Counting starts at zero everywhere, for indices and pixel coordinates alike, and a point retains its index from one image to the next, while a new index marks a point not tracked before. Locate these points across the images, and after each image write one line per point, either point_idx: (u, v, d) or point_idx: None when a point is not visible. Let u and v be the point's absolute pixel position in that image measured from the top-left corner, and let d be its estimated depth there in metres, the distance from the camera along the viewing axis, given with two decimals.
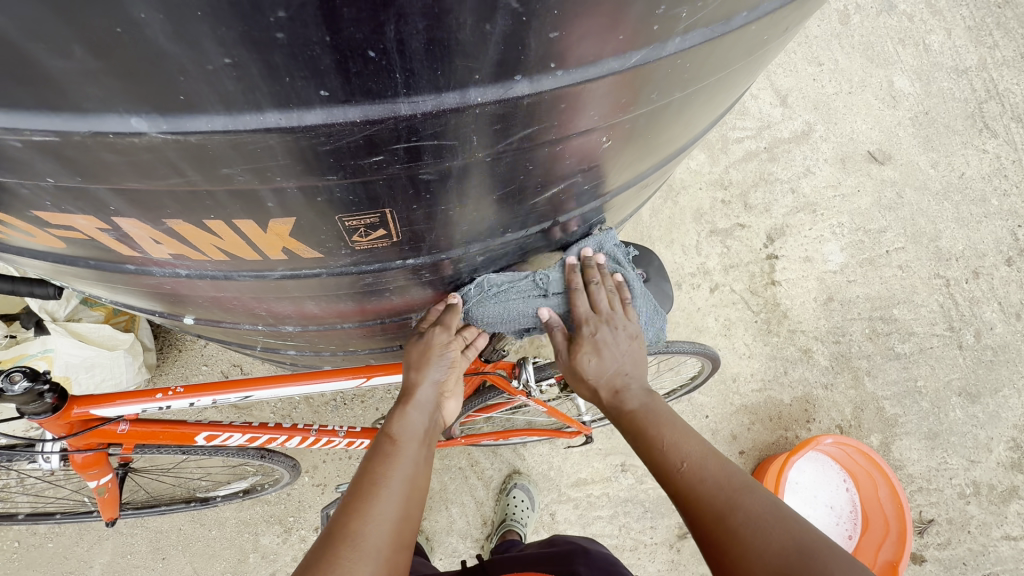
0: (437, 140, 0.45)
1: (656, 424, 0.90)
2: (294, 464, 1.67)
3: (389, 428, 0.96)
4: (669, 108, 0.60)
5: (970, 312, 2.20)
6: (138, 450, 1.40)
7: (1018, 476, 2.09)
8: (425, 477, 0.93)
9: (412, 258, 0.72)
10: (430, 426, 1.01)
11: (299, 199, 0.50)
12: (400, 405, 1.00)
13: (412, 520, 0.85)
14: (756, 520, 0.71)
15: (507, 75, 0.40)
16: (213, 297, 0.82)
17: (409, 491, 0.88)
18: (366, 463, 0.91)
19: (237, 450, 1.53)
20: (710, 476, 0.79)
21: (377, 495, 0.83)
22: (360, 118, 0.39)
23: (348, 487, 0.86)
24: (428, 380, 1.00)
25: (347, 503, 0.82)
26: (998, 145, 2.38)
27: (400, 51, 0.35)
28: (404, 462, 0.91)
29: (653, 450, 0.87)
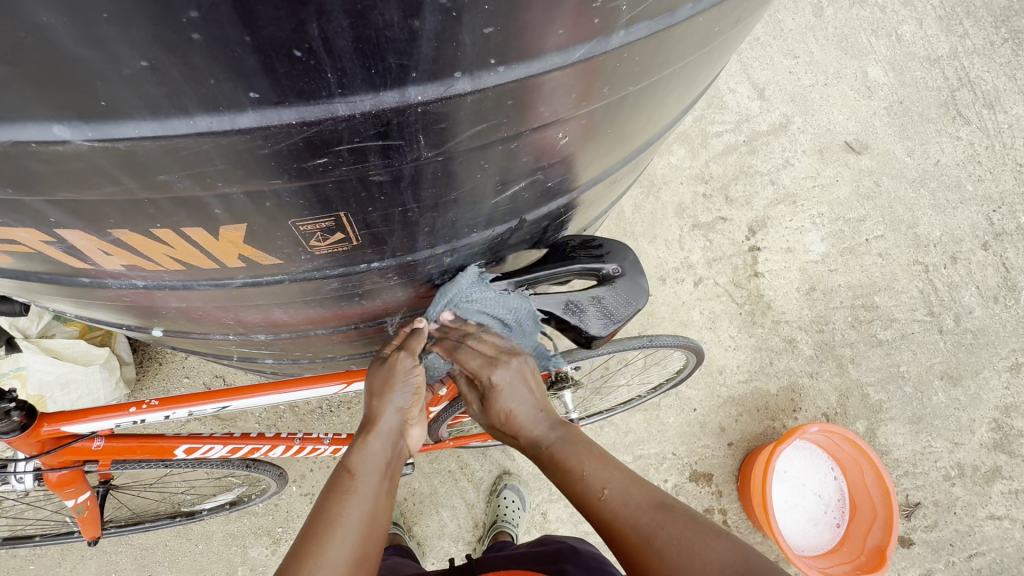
0: (382, 141, 0.44)
1: (576, 456, 0.97)
2: (281, 474, 1.65)
3: (348, 460, 0.94)
4: (626, 103, 0.60)
5: (949, 296, 2.23)
6: (115, 466, 1.36)
7: (1001, 456, 2.12)
8: (384, 510, 0.92)
9: (377, 261, 0.71)
10: (393, 455, 0.99)
11: (247, 205, 0.49)
12: (360, 435, 0.98)
13: (368, 560, 0.84)
14: (682, 539, 0.80)
15: (445, 72, 0.40)
16: (177, 309, 0.81)
17: (365, 529, 0.86)
18: (322, 499, 0.89)
19: (220, 461, 1.51)
20: (633, 500, 0.87)
21: (330, 535, 0.82)
22: (297, 121, 0.39)
23: (301, 528, 0.84)
24: (391, 407, 0.99)
25: (299, 545, 0.81)
26: (972, 132, 2.41)
27: (328, 50, 0.35)
28: (360, 497, 0.89)
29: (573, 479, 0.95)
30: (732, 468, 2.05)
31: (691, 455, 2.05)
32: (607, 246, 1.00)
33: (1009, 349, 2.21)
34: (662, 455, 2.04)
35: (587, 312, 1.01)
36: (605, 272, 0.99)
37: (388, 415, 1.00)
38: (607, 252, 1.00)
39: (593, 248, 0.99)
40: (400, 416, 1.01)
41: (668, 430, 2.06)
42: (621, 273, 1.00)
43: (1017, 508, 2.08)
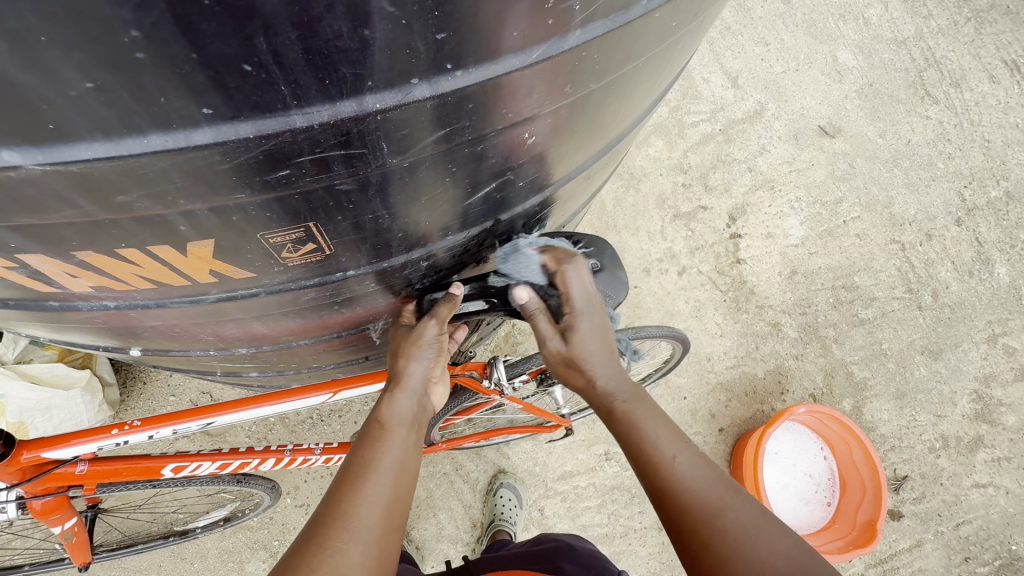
0: (344, 151, 0.44)
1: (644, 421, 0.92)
2: (273, 486, 1.64)
3: (378, 413, 0.96)
4: (589, 101, 0.60)
5: (926, 273, 2.28)
6: (101, 489, 1.34)
7: (983, 426, 2.17)
8: (415, 461, 0.92)
9: (353, 269, 0.70)
10: (419, 411, 1.00)
11: (213, 221, 0.49)
12: (388, 391, 0.99)
13: (402, 501, 0.84)
14: (743, 528, 0.77)
15: (402, 78, 0.40)
16: (153, 327, 0.80)
17: (400, 473, 0.87)
18: (355, 449, 0.90)
19: (210, 479, 1.49)
20: (701, 481, 0.83)
21: (366, 477, 0.83)
22: (254, 134, 0.39)
23: (337, 471, 0.85)
24: (417, 365, 1.00)
25: (336, 485, 0.82)
26: (940, 111, 2.47)
27: (278, 64, 0.35)
28: (392, 446, 0.91)
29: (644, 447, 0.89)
30: (724, 453, 2.08)
31: None
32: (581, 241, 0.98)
33: (986, 321, 2.26)
34: None
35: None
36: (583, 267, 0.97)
37: (414, 373, 1.00)
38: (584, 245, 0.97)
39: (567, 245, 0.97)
40: (426, 374, 1.01)
41: None
42: (600, 267, 0.98)
43: (1000, 475, 2.13)
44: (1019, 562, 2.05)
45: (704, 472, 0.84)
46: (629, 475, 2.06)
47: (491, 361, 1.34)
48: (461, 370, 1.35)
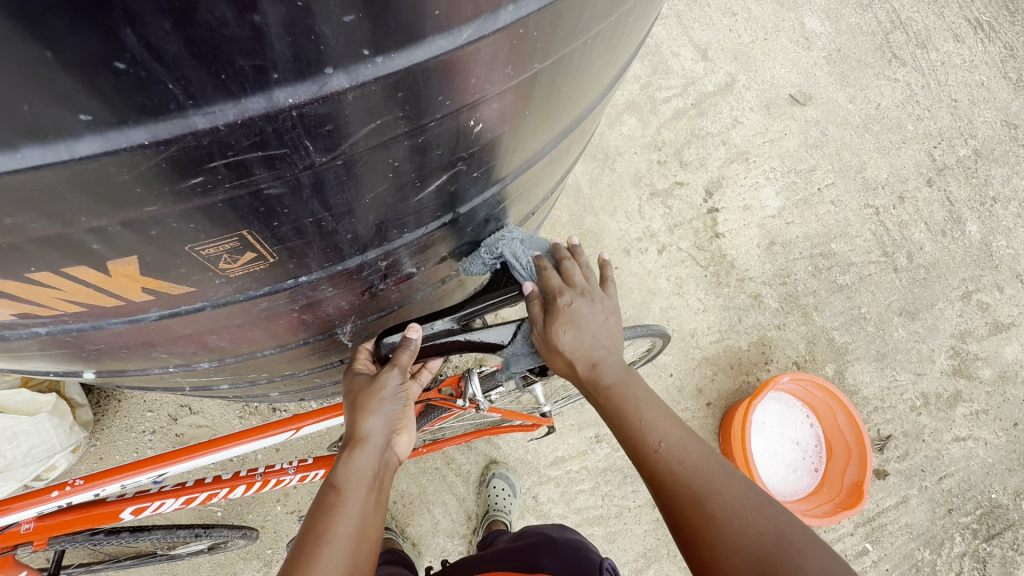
0: (262, 152, 0.40)
1: (634, 404, 0.93)
2: (245, 534, 1.61)
3: (334, 476, 0.92)
4: (538, 84, 0.57)
5: (900, 235, 2.30)
6: (51, 546, 1.31)
7: (961, 381, 2.22)
8: (373, 524, 0.90)
9: (306, 275, 0.67)
10: (381, 467, 0.97)
11: (129, 238, 0.45)
12: (346, 449, 0.96)
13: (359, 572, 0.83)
14: (732, 505, 0.79)
15: (311, 69, 0.36)
16: (96, 351, 0.76)
17: (356, 541, 0.85)
18: (311, 517, 0.87)
19: (164, 533, 1.45)
20: (688, 459, 0.86)
21: (320, 551, 0.81)
22: (148, 140, 0.35)
23: (290, 548, 0.82)
24: (378, 418, 0.98)
25: (289, 564, 0.80)
26: (908, 73, 2.47)
27: (157, 58, 0.31)
28: (350, 511, 0.88)
29: (629, 431, 0.91)
30: (713, 426, 2.09)
31: None
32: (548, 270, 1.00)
33: (960, 279, 2.29)
34: None
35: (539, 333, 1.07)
36: None
37: (374, 428, 0.98)
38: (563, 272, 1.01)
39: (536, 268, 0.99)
40: (387, 427, 1.00)
41: None
42: None
43: (979, 428, 2.18)
44: (999, 509, 2.12)
45: (694, 451, 0.87)
46: (621, 455, 2.06)
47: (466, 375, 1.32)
48: (432, 393, 1.35)
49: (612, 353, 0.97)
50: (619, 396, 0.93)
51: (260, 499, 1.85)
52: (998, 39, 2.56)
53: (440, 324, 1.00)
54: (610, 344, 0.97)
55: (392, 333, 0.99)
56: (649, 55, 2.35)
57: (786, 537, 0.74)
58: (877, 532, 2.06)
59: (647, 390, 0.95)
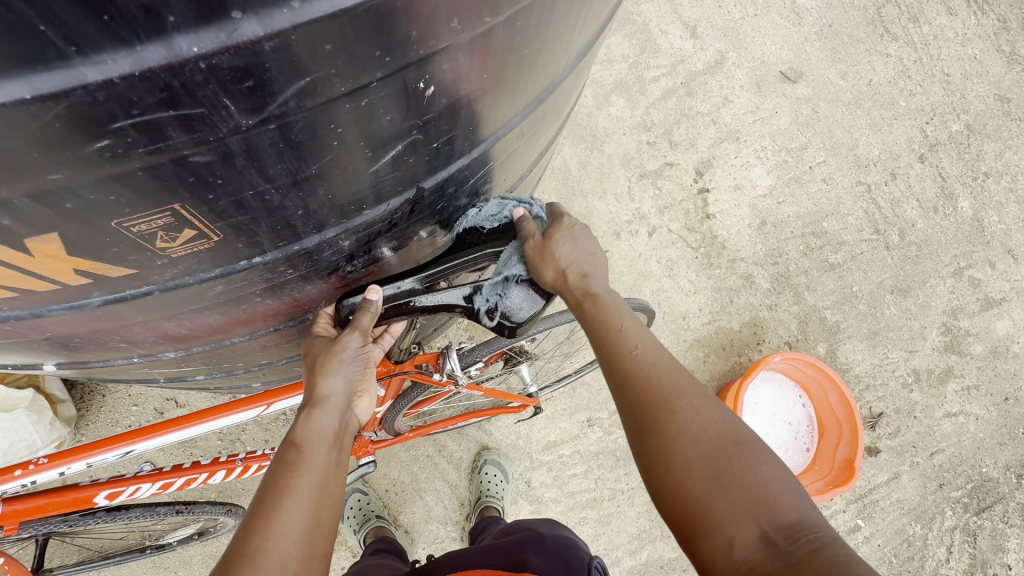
0: (173, 111, 0.37)
1: (615, 311, 0.92)
2: (230, 509, 1.62)
3: (293, 434, 0.91)
4: (494, 43, 0.53)
5: (892, 212, 2.27)
6: (25, 529, 1.30)
7: (953, 357, 2.21)
8: (337, 481, 0.90)
9: (262, 255, 0.63)
10: (341, 427, 0.97)
11: (42, 210, 0.42)
12: (305, 409, 0.95)
13: (324, 527, 0.82)
14: (694, 408, 0.80)
15: (214, 13, 0.33)
16: (47, 340, 0.72)
17: (319, 497, 0.84)
18: (270, 475, 0.86)
19: (142, 510, 1.44)
20: (661, 362, 0.85)
21: (282, 505, 0.80)
22: (32, 94, 0.32)
23: (251, 501, 0.81)
24: (340, 379, 0.96)
25: (249, 518, 0.79)
26: (900, 47, 2.42)
27: None
28: (312, 469, 0.87)
29: (609, 329, 0.89)
30: None
31: None
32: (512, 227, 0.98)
33: (952, 256, 2.27)
34: None
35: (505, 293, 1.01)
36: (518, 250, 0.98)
37: (335, 388, 0.97)
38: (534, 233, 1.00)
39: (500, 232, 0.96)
40: (347, 389, 0.99)
41: None
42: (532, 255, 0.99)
43: (970, 403, 2.18)
44: (989, 483, 2.12)
45: (664, 364, 0.85)
46: (613, 439, 2.04)
47: (443, 351, 1.30)
48: (409, 366, 1.31)
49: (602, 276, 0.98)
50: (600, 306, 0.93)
51: (249, 490, 1.83)
52: (991, 12, 2.51)
53: (405, 283, 0.92)
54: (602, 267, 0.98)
55: (353, 294, 0.89)
56: (637, 33, 2.29)
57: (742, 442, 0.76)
58: (868, 508, 2.06)
59: (623, 303, 0.94)
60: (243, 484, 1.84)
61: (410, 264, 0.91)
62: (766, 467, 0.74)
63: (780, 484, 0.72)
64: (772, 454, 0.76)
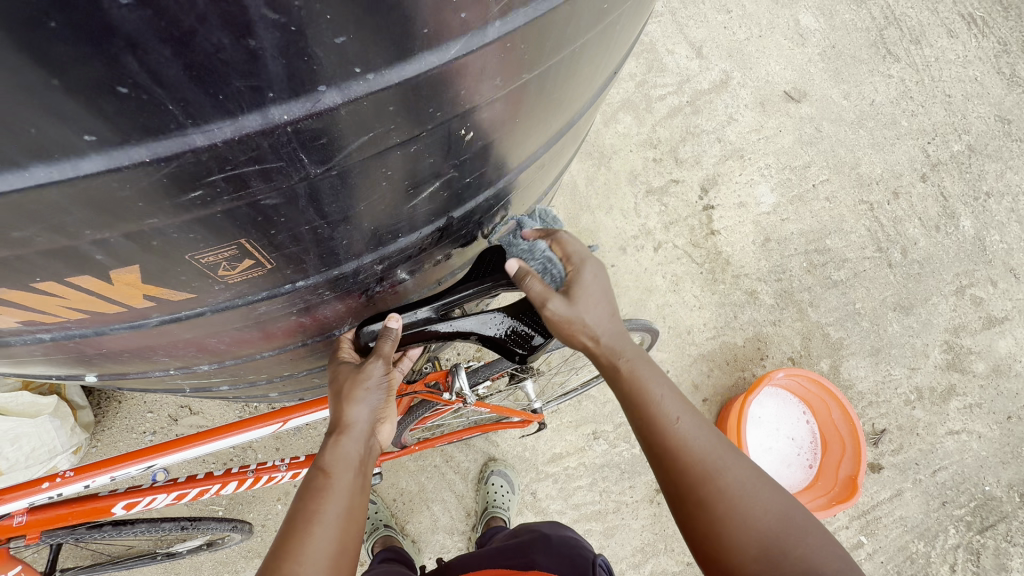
0: (259, 166, 0.42)
1: (648, 379, 0.92)
2: (235, 526, 1.64)
3: (321, 461, 0.95)
4: (528, 91, 0.58)
5: (894, 231, 2.32)
6: (44, 539, 1.35)
7: (954, 374, 2.24)
8: (361, 505, 0.93)
9: (304, 280, 0.68)
10: (366, 452, 1.00)
11: (129, 247, 0.47)
12: (332, 434, 0.99)
13: (348, 553, 0.86)
14: (738, 479, 0.84)
15: (305, 88, 0.38)
16: (98, 355, 0.77)
17: (345, 523, 0.88)
18: (299, 501, 0.89)
19: (149, 526, 1.48)
20: (701, 435, 0.88)
21: (311, 532, 0.83)
22: (149, 157, 0.37)
23: (281, 527, 0.85)
24: (363, 407, 1.00)
25: (280, 543, 0.83)
26: (902, 69, 2.48)
27: (156, 81, 0.34)
28: (338, 495, 0.90)
29: (644, 406, 0.90)
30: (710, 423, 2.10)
31: None
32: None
33: (953, 274, 2.31)
34: None
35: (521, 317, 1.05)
36: None
37: (360, 415, 1.01)
38: None
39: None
40: (372, 415, 1.02)
41: None
42: None
43: (972, 421, 2.21)
44: (992, 501, 2.14)
45: (704, 437, 0.88)
46: (618, 451, 2.07)
47: (453, 370, 1.35)
48: (419, 386, 1.36)
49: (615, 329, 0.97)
50: (635, 384, 0.92)
51: (260, 498, 1.87)
52: (991, 35, 2.58)
53: (422, 312, 0.98)
54: (614, 324, 0.96)
55: (374, 321, 0.95)
56: (644, 53, 2.36)
57: (787, 518, 0.81)
58: (871, 525, 2.09)
59: (659, 370, 0.94)
60: (254, 492, 1.87)
61: (430, 285, 0.95)
62: (807, 540, 0.80)
63: (818, 553, 0.78)
64: (810, 525, 0.81)
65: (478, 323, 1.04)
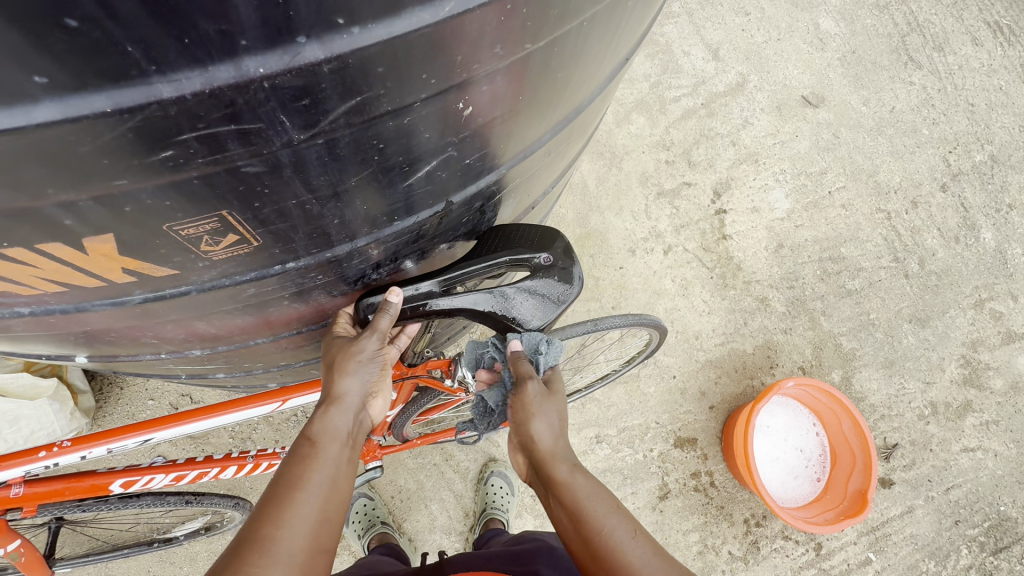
0: (234, 126, 0.40)
1: (589, 497, 0.91)
2: (237, 504, 1.62)
3: (309, 430, 0.92)
4: (532, 65, 0.55)
5: (912, 241, 2.25)
6: (43, 512, 1.31)
7: (971, 391, 2.17)
8: (347, 478, 0.90)
9: (294, 262, 0.65)
10: (356, 427, 0.97)
11: (101, 213, 0.44)
12: (323, 405, 0.95)
13: (331, 524, 0.82)
14: None
15: (282, 38, 0.36)
16: (84, 333, 0.74)
17: (330, 493, 0.84)
18: (284, 467, 0.86)
19: (154, 498, 1.45)
20: (651, 557, 0.84)
21: (293, 498, 0.80)
22: (112, 107, 0.35)
23: (264, 491, 0.81)
24: (356, 380, 0.95)
25: (260, 506, 0.79)
26: (924, 76, 2.41)
27: (113, 18, 0.31)
28: (324, 465, 0.87)
29: (591, 525, 0.87)
30: (716, 430, 2.04)
31: (674, 422, 2.04)
32: (545, 235, 0.98)
33: (972, 287, 2.24)
34: (646, 425, 2.03)
35: (517, 302, 1.00)
36: (538, 261, 0.97)
37: (352, 388, 0.96)
38: (539, 239, 0.97)
39: (521, 239, 0.94)
40: (365, 389, 0.98)
41: (650, 400, 2.05)
42: (552, 263, 0.98)
43: (989, 439, 2.13)
44: (1007, 522, 2.06)
45: (653, 554, 0.85)
46: (620, 457, 2.00)
47: (456, 358, 1.31)
48: (421, 370, 1.32)
49: (560, 444, 0.99)
50: (582, 496, 0.91)
51: (257, 489, 1.85)
52: (1017, 44, 2.50)
53: (423, 286, 0.91)
54: (560, 435, 1.00)
55: (373, 295, 0.88)
56: (659, 53, 2.32)
57: None
58: (881, 542, 2.01)
59: (602, 488, 0.93)
60: (251, 483, 1.85)
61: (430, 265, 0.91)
62: None
63: None
64: None
65: (477, 298, 0.98)
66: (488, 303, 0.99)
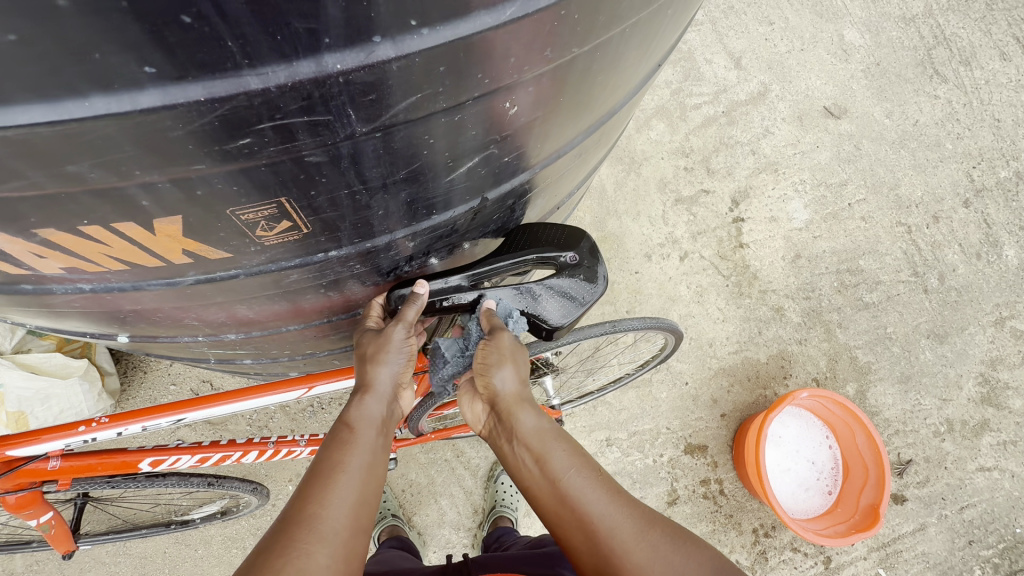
0: (308, 117, 0.43)
1: (550, 445, 0.94)
2: (255, 489, 1.66)
3: (345, 417, 0.95)
4: (576, 67, 0.57)
5: (932, 256, 2.24)
6: (75, 486, 1.36)
7: (989, 409, 2.14)
8: (383, 462, 0.92)
9: (337, 250, 0.68)
10: (388, 415, 1.00)
11: (175, 194, 0.47)
12: (357, 394, 0.98)
13: (370, 504, 0.85)
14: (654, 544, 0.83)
15: (360, 37, 0.39)
16: (133, 312, 0.78)
17: (369, 475, 0.87)
18: (324, 452, 0.89)
19: (179, 479, 1.50)
20: (606, 498, 0.88)
21: (334, 480, 0.83)
22: (205, 96, 0.39)
23: (307, 473, 0.85)
24: (387, 369, 0.98)
25: (303, 488, 0.82)
26: (950, 90, 2.40)
27: (219, 14, 0.35)
28: (361, 449, 0.90)
29: (549, 470, 0.91)
30: (728, 439, 2.04)
31: (685, 428, 2.04)
32: (571, 234, 1.00)
33: (993, 304, 2.22)
34: (657, 430, 2.04)
35: (542, 299, 1.02)
36: (563, 260, 0.99)
37: (384, 379, 0.99)
38: (566, 238, 0.99)
39: (548, 238, 0.97)
40: (395, 379, 1.01)
41: (662, 405, 2.05)
42: (577, 262, 1.00)
43: (1006, 459, 2.11)
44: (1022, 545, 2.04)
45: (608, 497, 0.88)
46: (630, 460, 2.01)
47: None
48: None
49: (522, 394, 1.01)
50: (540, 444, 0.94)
51: (273, 476, 1.89)
52: None
53: (453, 280, 0.93)
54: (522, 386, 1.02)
55: (402, 286, 0.91)
56: (682, 61, 2.33)
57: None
58: (891, 558, 2.00)
59: (563, 437, 0.96)
60: (267, 470, 1.89)
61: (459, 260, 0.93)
62: None
63: None
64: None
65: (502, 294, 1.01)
66: (513, 299, 1.02)
